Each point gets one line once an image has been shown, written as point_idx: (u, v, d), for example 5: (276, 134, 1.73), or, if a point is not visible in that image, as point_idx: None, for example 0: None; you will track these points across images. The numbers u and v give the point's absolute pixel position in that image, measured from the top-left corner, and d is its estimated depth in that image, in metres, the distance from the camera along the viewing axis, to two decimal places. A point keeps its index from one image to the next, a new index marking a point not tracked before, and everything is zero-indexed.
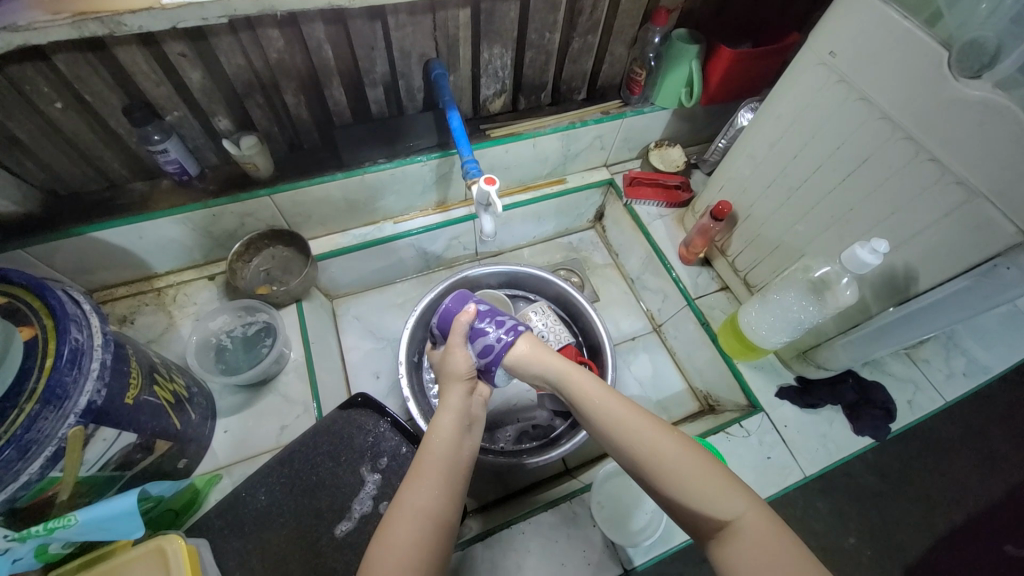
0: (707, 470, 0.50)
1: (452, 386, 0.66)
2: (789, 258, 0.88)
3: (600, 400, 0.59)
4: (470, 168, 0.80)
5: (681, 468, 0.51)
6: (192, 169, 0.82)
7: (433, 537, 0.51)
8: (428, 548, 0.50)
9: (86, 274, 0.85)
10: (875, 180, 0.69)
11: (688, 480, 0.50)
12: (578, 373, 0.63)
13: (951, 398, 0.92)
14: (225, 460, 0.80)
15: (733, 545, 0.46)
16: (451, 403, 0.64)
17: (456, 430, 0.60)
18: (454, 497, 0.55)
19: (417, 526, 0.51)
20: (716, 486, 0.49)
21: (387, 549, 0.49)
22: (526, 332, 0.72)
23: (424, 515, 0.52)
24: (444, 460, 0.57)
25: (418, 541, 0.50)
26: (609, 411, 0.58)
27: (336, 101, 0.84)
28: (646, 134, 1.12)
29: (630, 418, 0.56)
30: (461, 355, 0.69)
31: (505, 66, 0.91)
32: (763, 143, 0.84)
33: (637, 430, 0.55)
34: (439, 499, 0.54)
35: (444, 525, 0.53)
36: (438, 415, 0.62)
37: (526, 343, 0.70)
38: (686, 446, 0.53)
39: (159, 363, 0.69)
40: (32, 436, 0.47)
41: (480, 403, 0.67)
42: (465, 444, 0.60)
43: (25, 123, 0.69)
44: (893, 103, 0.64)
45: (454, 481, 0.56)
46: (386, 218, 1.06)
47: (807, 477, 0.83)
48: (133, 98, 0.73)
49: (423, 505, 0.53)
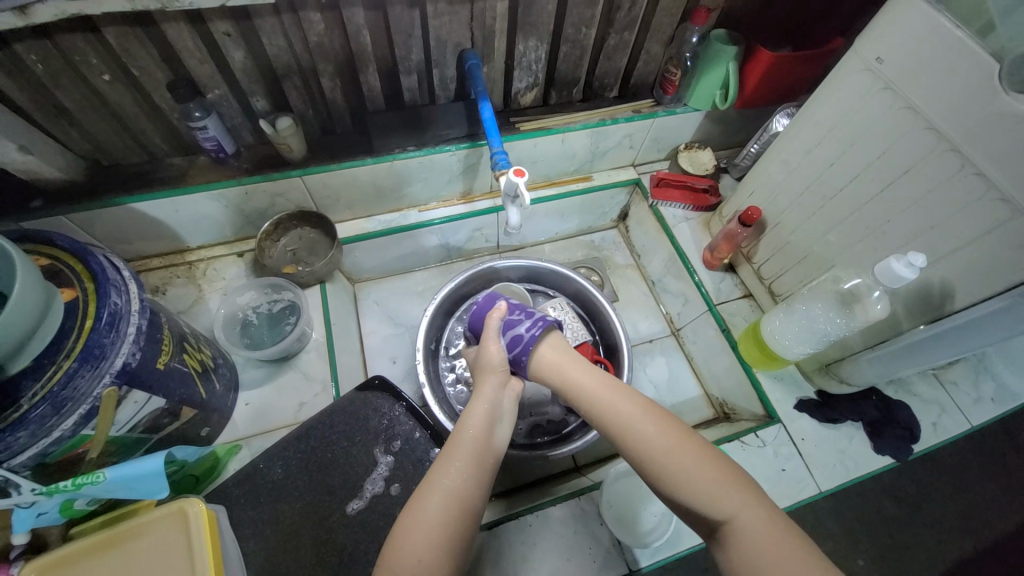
0: (712, 468, 0.51)
1: (485, 378, 0.66)
2: (816, 269, 0.86)
3: (608, 399, 0.59)
4: (499, 160, 0.81)
5: (685, 467, 0.51)
6: (229, 147, 0.84)
7: (460, 520, 0.53)
8: (454, 530, 0.52)
9: (123, 243, 0.88)
10: (916, 193, 0.67)
11: (695, 480, 0.50)
12: (591, 372, 0.62)
13: (978, 423, 0.90)
14: (245, 432, 0.82)
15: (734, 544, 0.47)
16: (485, 393, 0.64)
17: (487, 419, 0.61)
18: (480, 483, 0.56)
19: (443, 508, 0.53)
20: (717, 482, 0.50)
21: (416, 526, 0.52)
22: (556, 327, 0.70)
23: (454, 498, 0.54)
24: (473, 447, 0.58)
25: (445, 522, 0.52)
26: (618, 408, 0.58)
27: (370, 87, 0.85)
28: (676, 136, 1.11)
29: (641, 415, 0.56)
30: (494, 348, 0.68)
31: (539, 60, 0.91)
32: (799, 150, 0.82)
33: (644, 429, 0.55)
34: (468, 486, 0.55)
35: (471, 510, 0.54)
36: (471, 403, 0.63)
37: (555, 338, 0.69)
38: (691, 445, 0.53)
39: (189, 333, 0.72)
40: (68, 393, 0.49)
41: (512, 398, 0.66)
42: (496, 433, 0.61)
43: (73, 92, 0.71)
44: (940, 114, 0.62)
45: (484, 467, 0.57)
46: (412, 206, 1.07)
47: (822, 492, 0.82)
48: (177, 74, 0.75)
49: (452, 487, 0.54)
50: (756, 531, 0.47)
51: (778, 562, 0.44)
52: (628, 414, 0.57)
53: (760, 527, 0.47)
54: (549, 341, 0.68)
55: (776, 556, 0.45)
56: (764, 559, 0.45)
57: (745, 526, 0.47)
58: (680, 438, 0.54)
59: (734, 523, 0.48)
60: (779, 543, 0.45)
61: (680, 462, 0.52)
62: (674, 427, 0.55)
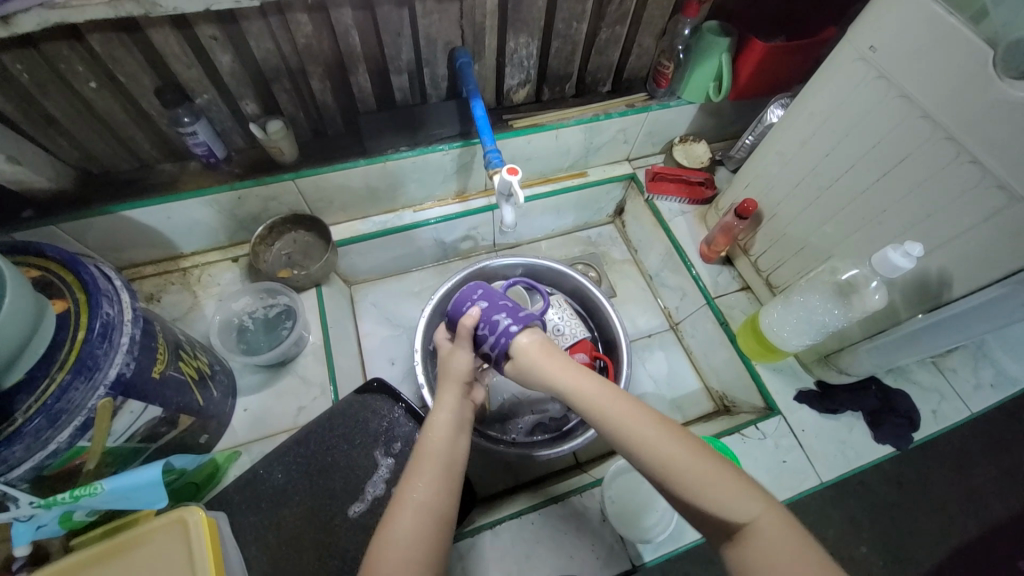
0: (716, 471, 0.48)
1: (447, 387, 0.64)
2: (813, 261, 0.86)
3: (600, 404, 0.54)
4: (493, 158, 0.80)
5: (688, 473, 0.48)
6: (220, 152, 0.83)
7: (435, 532, 0.52)
8: (430, 543, 0.51)
9: (115, 251, 0.88)
10: (913, 180, 0.67)
11: (698, 486, 0.47)
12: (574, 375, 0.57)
13: (977, 409, 0.89)
14: (245, 437, 0.82)
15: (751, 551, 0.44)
16: (447, 402, 0.62)
17: (453, 426, 0.60)
18: (451, 491, 0.55)
19: (418, 523, 0.51)
20: (724, 486, 0.47)
21: (392, 543, 0.50)
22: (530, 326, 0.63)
23: (426, 510, 0.52)
24: (442, 456, 0.57)
25: (420, 537, 0.51)
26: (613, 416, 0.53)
27: (361, 88, 0.85)
28: (670, 129, 1.10)
29: (637, 420, 0.52)
30: (461, 358, 0.65)
31: (530, 56, 0.90)
32: (794, 141, 0.82)
33: (643, 435, 0.51)
34: (440, 496, 0.54)
35: (446, 521, 0.53)
36: (432, 412, 0.61)
37: (528, 343, 0.61)
38: (691, 450, 0.49)
39: (185, 341, 0.71)
40: (62, 406, 0.48)
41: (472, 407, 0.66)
42: (461, 440, 0.60)
43: (60, 101, 0.71)
44: (935, 102, 0.61)
45: (453, 475, 0.56)
46: (406, 206, 1.06)
47: (823, 483, 0.82)
48: (165, 79, 0.74)
49: (423, 500, 0.53)
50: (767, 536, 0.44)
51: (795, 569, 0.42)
52: (621, 422, 0.52)
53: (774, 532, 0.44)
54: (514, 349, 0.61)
55: (791, 560, 0.42)
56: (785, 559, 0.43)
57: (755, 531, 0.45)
58: (677, 440, 0.50)
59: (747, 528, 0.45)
60: (795, 547, 0.43)
61: (682, 468, 0.48)
62: (672, 429, 0.51)
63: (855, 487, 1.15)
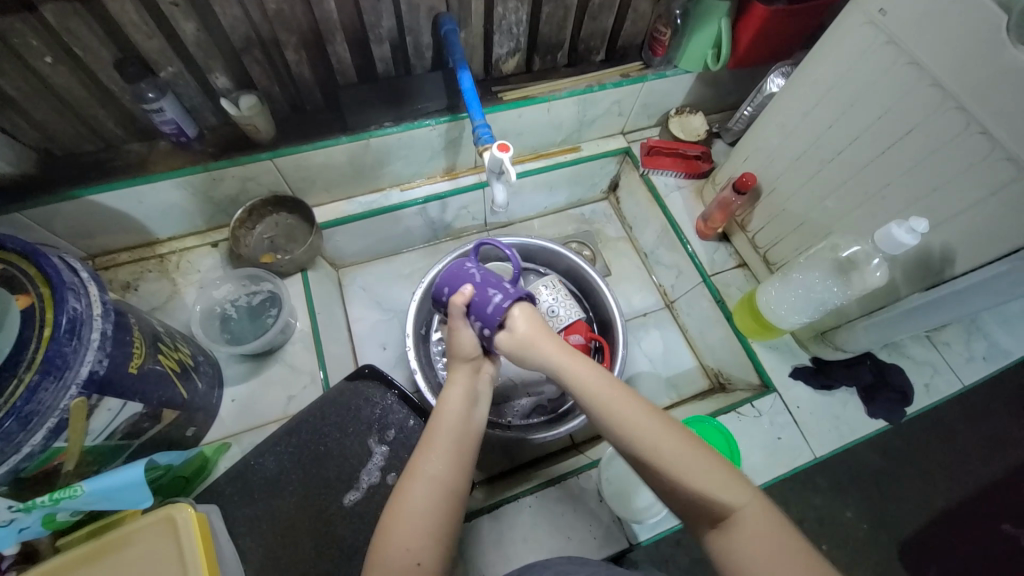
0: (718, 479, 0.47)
1: (457, 364, 0.64)
2: (813, 236, 0.84)
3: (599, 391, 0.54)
4: (482, 134, 0.76)
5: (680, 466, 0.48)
6: (190, 130, 0.78)
7: (447, 507, 0.53)
8: (441, 515, 0.52)
9: (87, 239, 0.83)
10: (920, 153, 0.64)
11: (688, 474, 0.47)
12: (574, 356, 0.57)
13: (969, 381, 0.90)
14: (234, 428, 0.80)
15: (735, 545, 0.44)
16: (459, 379, 0.62)
17: (464, 401, 0.60)
18: (463, 465, 0.56)
19: (430, 495, 0.53)
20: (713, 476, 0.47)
21: (404, 514, 0.52)
22: (520, 311, 0.62)
23: (439, 485, 0.54)
24: (455, 431, 0.57)
25: (431, 510, 0.52)
26: (605, 401, 0.53)
27: (340, 59, 0.79)
28: (666, 100, 1.06)
29: (632, 412, 0.52)
30: (465, 335, 0.64)
31: (520, 23, 0.85)
32: (796, 112, 0.78)
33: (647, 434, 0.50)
34: (450, 471, 0.55)
35: (458, 496, 0.54)
36: (445, 389, 0.62)
37: (519, 330, 0.60)
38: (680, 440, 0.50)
39: (164, 332, 0.68)
40: (33, 407, 0.46)
41: (486, 381, 0.65)
42: (475, 415, 0.60)
43: (14, 78, 0.65)
44: (946, 70, 0.58)
45: (464, 450, 0.57)
46: (393, 185, 1.02)
47: (817, 458, 0.82)
48: (126, 52, 0.68)
49: (435, 474, 0.54)
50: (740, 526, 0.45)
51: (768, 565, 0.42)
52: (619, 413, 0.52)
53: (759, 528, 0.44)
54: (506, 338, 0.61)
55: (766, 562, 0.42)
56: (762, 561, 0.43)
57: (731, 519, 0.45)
58: (672, 430, 0.50)
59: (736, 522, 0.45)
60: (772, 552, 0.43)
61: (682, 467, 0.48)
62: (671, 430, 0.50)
63: (844, 457, 1.17)
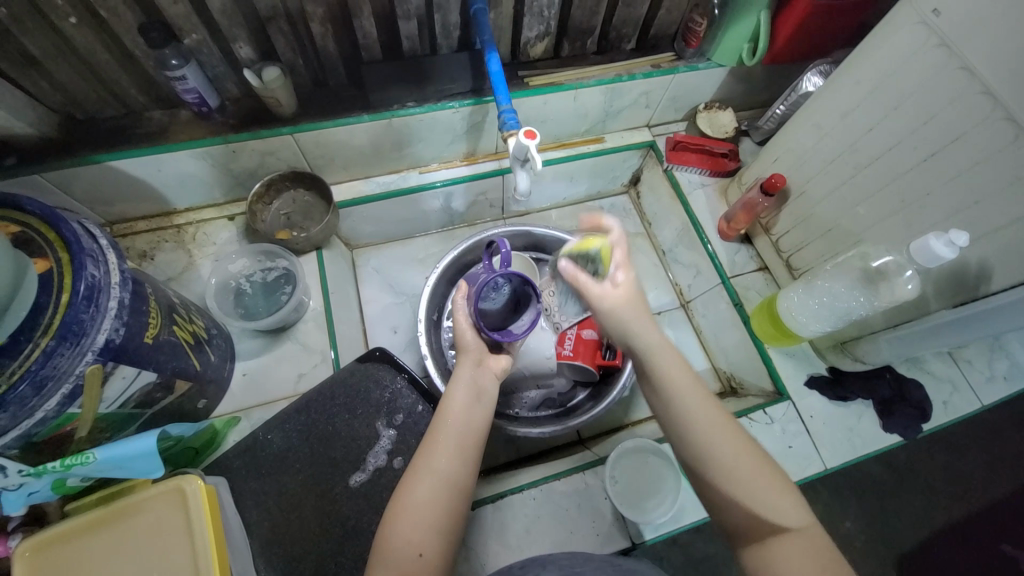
0: (775, 491, 0.49)
1: (460, 360, 0.66)
2: (841, 243, 0.81)
3: (681, 387, 0.55)
4: (507, 119, 0.74)
5: (738, 471, 0.50)
6: (212, 100, 0.77)
7: (450, 501, 0.53)
8: (443, 509, 0.53)
9: (105, 205, 0.83)
10: (964, 163, 0.61)
11: (744, 481, 0.50)
12: (666, 351, 0.57)
13: (988, 402, 0.88)
14: (244, 404, 0.80)
15: (778, 555, 0.47)
16: (462, 375, 0.63)
17: (467, 398, 0.61)
18: (469, 461, 0.56)
19: (432, 491, 0.53)
20: (769, 489, 0.50)
21: (409, 508, 0.52)
22: (628, 281, 0.60)
23: (440, 479, 0.54)
24: (457, 429, 0.57)
25: (432, 503, 0.52)
26: (684, 396, 0.55)
27: (366, 34, 0.78)
28: (695, 94, 1.03)
29: (702, 410, 0.54)
30: (464, 328, 0.68)
31: (552, 5, 0.82)
32: (834, 113, 0.75)
33: (716, 438, 0.52)
34: (455, 466, 0.55)
35: (461, 490, 0.54)
36: (449, 386, 0.62)
37: (618, 293, 0.60)
38: (753, 452, 0.52)
39: (180, 304, 0.68)
40: (48, 372, 0.46)
41: (492, 377, 0.66)
42: (477, 410, 0.60)
43: (36, 36, 0.64)
44: (1001, 77, 0.55)
45: (469, 448, 0.57)
46: (412, 167, 1.00)
47: (827, 469, 0.81)
48: (150, 16, 0.67)
49: (438, 468, 0.54)
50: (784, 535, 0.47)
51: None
52: (690, 407, 0.54)
53: (808, 543, 0.47)
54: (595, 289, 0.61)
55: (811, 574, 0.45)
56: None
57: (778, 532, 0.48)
58: (729, 430, 0.53)
59: (783, 531, 0.48)
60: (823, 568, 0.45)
61: (743, 477, 0.50)
62: (738, 439, 0.52)
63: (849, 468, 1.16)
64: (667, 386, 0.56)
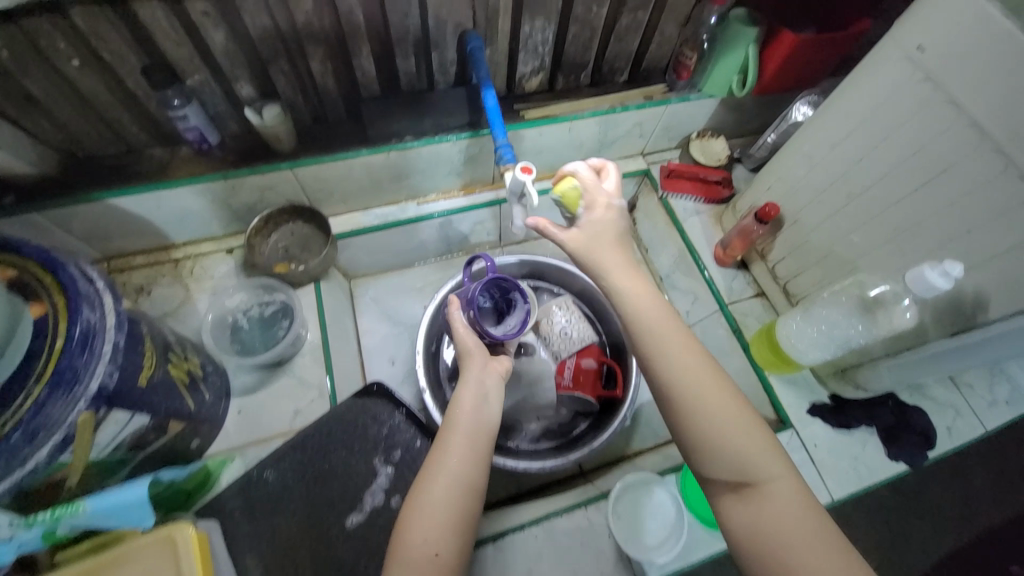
0: (752, 440, 0.51)
1: (467, 361, 0.66)
2: (838, 270, 0.82)
3: (663, 341, 0.55)
4: (504, 154, 0.76)
5: (716, 417, 0.52)
6: (212, 137, 0.78)
7: (465, 501, 0.53)
8: (460, 509, 0.52)
9: (103, 241, 0.83)
10: (955, 194, 0.62)
11: (726, 428, 0.51)
12: (645, 301, 0.59)
13: (991, 426, 0.87)
14: (239, 442, 0.79)
15: (757, 502, 0.49)
16: (471, 377, 0.63)
17: (476, 398, 0.60)
18: (482, 461, 0.56)
19: (449, 492, 0.52)
20: (748, 439, 0.51)
21: (425, 506, 0.51)
22: (601, 219, 0.65)
23: (456, 479, 0.53)
24: (468, 427, 0.57)
25: (450, 503, 0.52)
26: (664, 344, 0.55)
27: (364, 72, 0.79)
28: (688, 124, 1.05)
29: (682, 360, 0.55)
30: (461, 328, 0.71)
31: (546, 42, 0.84)
32: (824, 144, 0.77)
33: (697, 387, 0.53)
34: (468, 467, 0.54)
35: (476, 490, 0.54)
36: (457, 388, 0.62)
37: (591, 231, 0.64)
38: (736, 403, 0.53)
39: (175, 341, 0.67)
40: (41, 421, 0.44)
41: (498, 375, 0.66)
42: (486, 409, 0.60)
43: (40, 79, 0.65)
44: (986, 112, 0.57)
45: (479, 447, 0.56)
46: (410, 198, 1.01)
47: (834, 501, 0.80)
48: (154, 58, 0.68)
49: (452, 469, 0.53)
50: (786, 515, 0.48)
51: (813, 558, 0.45)
52: (668, 356, 0.55)
53: (787, 491, 0.49)
54: (565, 232, 0.65)
55: (789, 520, 0.47)
56: (790, 523, 0.47)
57: (781, 513, 0.48)
58: (710, 382, 0.54)
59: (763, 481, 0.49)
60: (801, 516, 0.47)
61: (726, 427, 0.51)
62: (719, 390, 0.53)
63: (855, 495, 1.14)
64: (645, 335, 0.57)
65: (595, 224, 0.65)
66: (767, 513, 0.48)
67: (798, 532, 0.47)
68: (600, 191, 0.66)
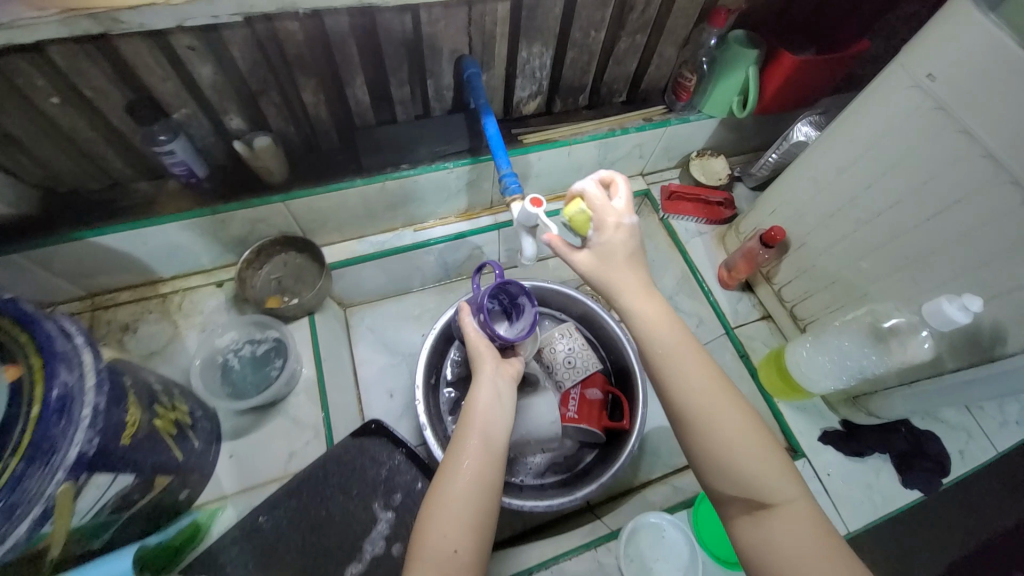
0: (767, 457, 0.50)
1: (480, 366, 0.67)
2: (846, 296, 0.80)
3: (672, 354, 0.54)
4: (510, 184, 0.74)
5: (731, 431, 0.51)
6: (201, 170, 0.76)
7: (483, 502, 0.53)
8: (477, 509, 0.52)
9: (86, 279, 0.80)
10: (970, 224, 0.61)
11: (739, 442, 0.50)
12: (658, 318, 0.57)
13: (1003, 449, 0.85)
14: (231, 489, 0.75)
15: (770, 519, 0.48)
16: (483, 381, 0.64)
17: (490, 403, 0.61)
18: (497, 465, 0.56)
19: (466, 490, 0.52)
20: (762, 457, 0.50)
21: (443, 505, 0.51)
22: (626, 228, 0.59)
23: (473, 479, 0.53)
24: (484, 431, 0.57)
25: (467, 502, 0.52)
26: (676, 358, 0.54)
27: (358, 101, 0.77)
28: (687, 144, 1.04)
29: (698, 371, 0.54)
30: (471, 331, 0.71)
31: (544, 67, 0.83)
32: (829, 169, 0.75)
33: (711, 400, 0.52)
34: (483, 469, 0.54)
35: (491, 490, 0.54)
36: (471, 392, 0.63)
37: (614, 245, 0.59)
38: (748, 416, 0.52)
39: (162, 389, 0.64)
40: (17, 498, 0.41)
41: (509, 377, 0.68)
42: (500, 413, 0.61)
43: (18, 118, 0.62)
44: (1001, 143, 0.55)
45: (494, 452, 0.56)
46: (406, 225, 0.98)
47: (850, 534, 0.77)
48: (138, 93, 0.66)
49: (469, 470, 0.54)
50: (799, 532, 0.46)
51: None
52: (682, 368, 0.54)
53: (804, 510, 0.48)
54: (575, 255, 0.61)
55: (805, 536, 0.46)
56: (807, 538, 0.46)
57: (796, 530, 0.46)
58: (723, 394, 0.53)
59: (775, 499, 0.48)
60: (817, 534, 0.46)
61: (741, 440, 0.51)
62: (733, 406, 0.52)
63: None
64: (657, 347, 0.55)
65: (608, 245, 0.59)
66: (781, 527, 0.47)
67: (814, 549, 0.45)
68: (610, 209, 0.59)
